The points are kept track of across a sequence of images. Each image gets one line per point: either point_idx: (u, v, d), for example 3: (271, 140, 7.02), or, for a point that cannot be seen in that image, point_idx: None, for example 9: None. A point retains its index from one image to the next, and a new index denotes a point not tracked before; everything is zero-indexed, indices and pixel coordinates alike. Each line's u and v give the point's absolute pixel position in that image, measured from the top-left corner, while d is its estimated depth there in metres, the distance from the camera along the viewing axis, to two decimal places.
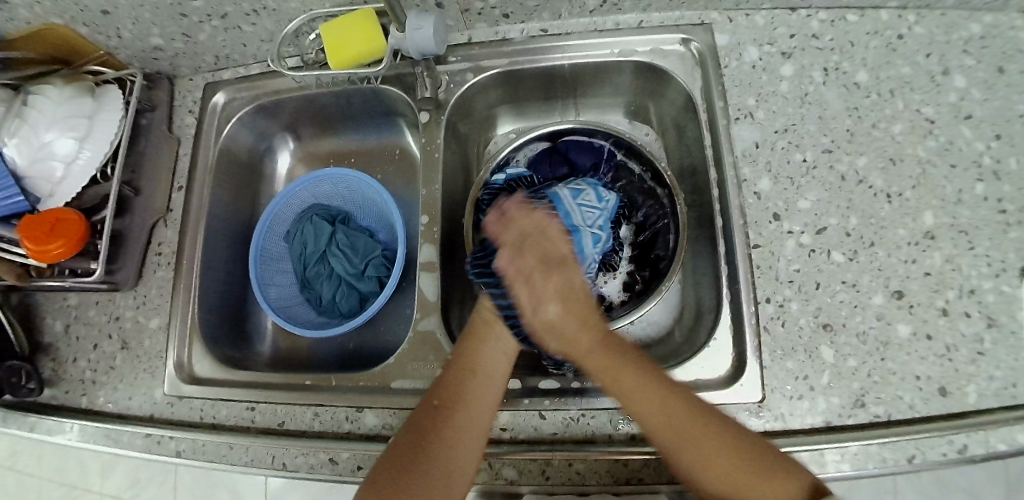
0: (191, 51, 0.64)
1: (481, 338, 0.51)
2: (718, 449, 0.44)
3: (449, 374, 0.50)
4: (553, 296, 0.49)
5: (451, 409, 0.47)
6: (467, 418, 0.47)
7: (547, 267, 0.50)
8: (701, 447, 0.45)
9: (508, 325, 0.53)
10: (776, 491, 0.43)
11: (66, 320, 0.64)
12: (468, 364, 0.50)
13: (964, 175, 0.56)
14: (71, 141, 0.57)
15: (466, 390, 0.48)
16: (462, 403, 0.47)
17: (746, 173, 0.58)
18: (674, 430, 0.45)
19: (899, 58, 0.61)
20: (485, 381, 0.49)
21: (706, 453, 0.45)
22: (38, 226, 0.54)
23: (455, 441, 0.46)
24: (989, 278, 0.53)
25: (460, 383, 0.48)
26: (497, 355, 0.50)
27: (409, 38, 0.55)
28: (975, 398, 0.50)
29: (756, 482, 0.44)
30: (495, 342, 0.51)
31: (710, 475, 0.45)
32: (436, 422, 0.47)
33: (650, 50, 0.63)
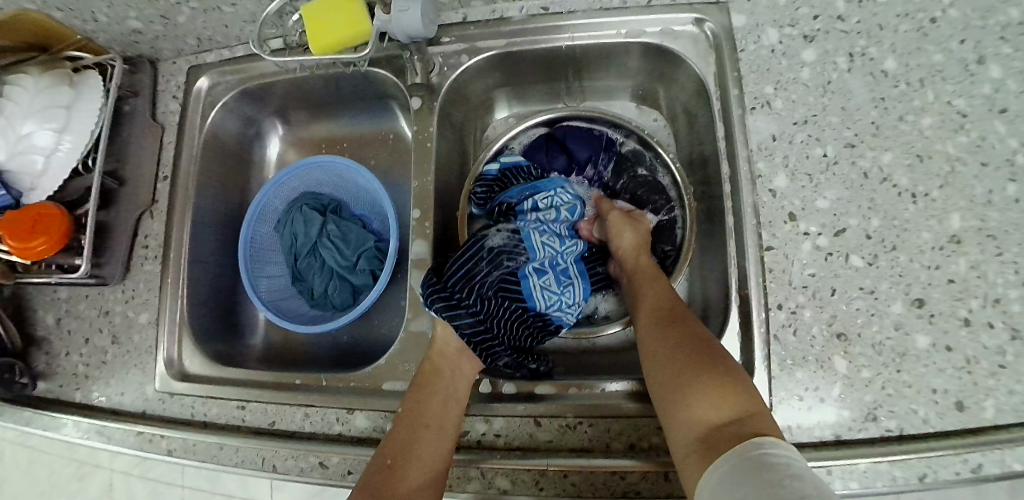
0: (172, 34, 0.60)
1: (432, 390, 0.50)
2: (691, 353, 0.45)
3: (413, 391, 0.51)
4: (636, 232, 0.57)
5: (414, 426, 0.49)
6: (428, 433, 0.48)
7: (631, 225, 0.58)
8: (679, 341, 0.46)
9: (458, 372, 0.52)
10: (723, 407, 0.41)
11: (57, 313, 0.62)
12: (417, 421, 0.49)
13: (995, 174, 0.52)
14: (50, 133, 0.54)
15: (416, 444, 0.47)
16: (413, 460, 0.47)
17: (761, 168, 0.54)
18: (670, 321, 0.49)
19: (930, 44, 0.56)
20: (437, 432, 0.48)
21: (680, 347, 0.46)
22: (19, 223, 0.52)
23: (417, 457, 0.47)
24: (1016, 286, 0.50)
25: (422, 398, 0.50)
26: (457, 370, 0.52)
27: (395, 21, 0.51)
28: (993, 413, 0.48)
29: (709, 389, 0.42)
30: (444, 395, 0.50)
31: (671, 374, 0.45)
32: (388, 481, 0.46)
33: (660, 31, 0.59)
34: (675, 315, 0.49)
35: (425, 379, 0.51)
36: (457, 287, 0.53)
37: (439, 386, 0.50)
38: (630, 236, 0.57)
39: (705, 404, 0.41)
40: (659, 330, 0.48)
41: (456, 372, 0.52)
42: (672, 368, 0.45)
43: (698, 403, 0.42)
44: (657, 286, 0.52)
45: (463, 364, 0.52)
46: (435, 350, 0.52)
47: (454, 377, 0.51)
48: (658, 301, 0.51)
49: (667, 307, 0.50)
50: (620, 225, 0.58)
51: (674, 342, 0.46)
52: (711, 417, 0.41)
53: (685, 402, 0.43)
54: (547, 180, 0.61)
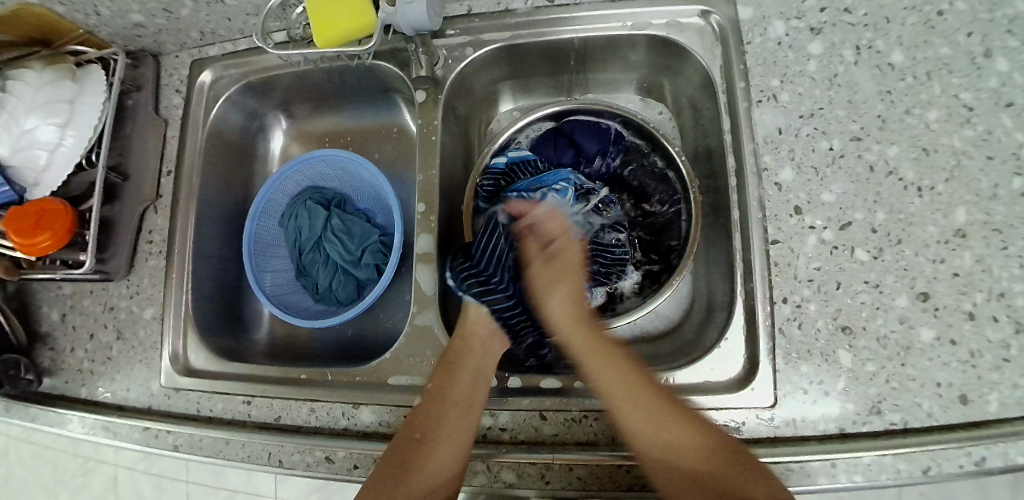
0: (174, 28, 0.60)
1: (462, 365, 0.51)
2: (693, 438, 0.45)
3: (438, 368, 0.51)
4: (568, 285, 0.54)
5: (441, 404, 0.49)
6: (454, 413, 0.48)
7: (573, 259, 0.56)
8: (676, 436, 0.45)
9: (487, 354, 0.53)
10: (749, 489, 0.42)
11: (61, 309, 0.62)
12: (446, 394, 0.49)
13: (1001, 168, 0.52)
14: (53, 128, 0.53)
15: (445, 416, 0.48)
16: (440, 430, 0.48)
17: (767, 161, 0.53)
18: (652, 410, 0.45)
19: (937, 36, 0.56)
20: (464, 413, 0.49)
21: (685, 441, 0.44)
22: (23, 219, 0.52)
23: (444, 435, 0.48)
24: (1021, 280, 0.50)
25: (448, 376, 0.50)
26: (485, 350, 0.53)
27: (400, 14, 0.51)
28: (997, 406, 0.48)
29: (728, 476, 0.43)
30: (474, 371, 0.51)
31: (686, 471, 0.44)
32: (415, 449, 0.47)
33: (666, 24, 0.58)
34: (657, 400, 0.46)
35: (454, 354, 0.52)
36: (485, 270, 0.55)
37: (469, 362, 0.51)
38: (563, 296, 0.53)
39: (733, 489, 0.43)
40: (648, 422, 0.45)
41: (484, 350, 0.53)
42: (684, 465, 0.45)
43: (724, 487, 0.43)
44: (615, 359, 0.49)
45: (491, 342, 0.54)
46: (465, 326, 0.53)
47: (483, 355, 0.52)
48: (629, 382, 0.47)
49: (642, 390, 0.47)
50: (551, 286, 0.54)
51: (674, 437, 0.45)
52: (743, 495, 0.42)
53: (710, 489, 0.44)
54: (557, 172, 0.61)
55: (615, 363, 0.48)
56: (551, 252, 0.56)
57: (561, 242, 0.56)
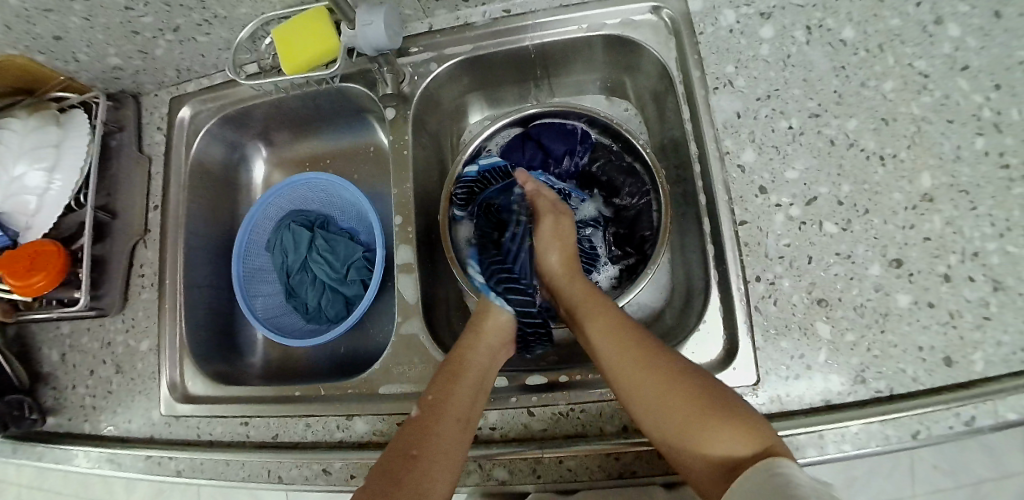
0: (151, 68, 0.62)
1: (464, 372, 0.51)
2: (673, 396, 0.45)
3: (441, 371, 0.51)
4: (561, 245, 0.58)
5: (441, 405, 0.48)
6: (455, 415, 0.47)
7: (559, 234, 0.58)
8: (664, 377, 0.46)
9: (490, 362, 0.53)
10: (739, 443, 0.42)
11: (61, 348, 0.63)
12: (446, 398, 0.48)
13: (962, 130, 0.53)
14: (41, 173, 0.56)
15: (445, 423, 0.47)
16: (438, 439, 0.45)
17: (727, 145, 0.54)
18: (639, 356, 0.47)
19: (887, 10, 0.57)
20: (463, 420, 0.47)
21: (660, 394, 0.45)
22: (17, 261, 0.54)
23: (442, 438, 0.46)
24: (993, 238, 0.50)
25: (451, 380, 0.50)
26: (487, 357, 0.53)
27: (360, 36, 0.53)
28: (982, 365, 0.48)
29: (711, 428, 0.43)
30: (476, 381, 0.50)
31: (667, 413, 0.45)
32: (409, 462, 0.44)
33: (620, 23, 0.60)
34: (648, 345, 0.48)
35: (458, 364, 0.51)
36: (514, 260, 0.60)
37: (471, 372, 0.51)
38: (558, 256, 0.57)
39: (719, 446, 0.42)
40: (633, 377, 0.46)
41: (489, 360, 0.53)
42: (667, 414, 0.44)
43: (708, 443, 0.43)
44: (609, 320, 0.51)
45: (493, 357, 0.53)
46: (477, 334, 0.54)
47: (486, 365, 0.52)
48: (622, 343, 0.49)
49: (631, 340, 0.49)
50: (552, 245, 0.58)
51: (660, 380, 0.45)
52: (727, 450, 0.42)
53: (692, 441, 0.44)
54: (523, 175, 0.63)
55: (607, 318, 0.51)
56: (557, 211, 0.60)
57: (561, 207, 0.60)
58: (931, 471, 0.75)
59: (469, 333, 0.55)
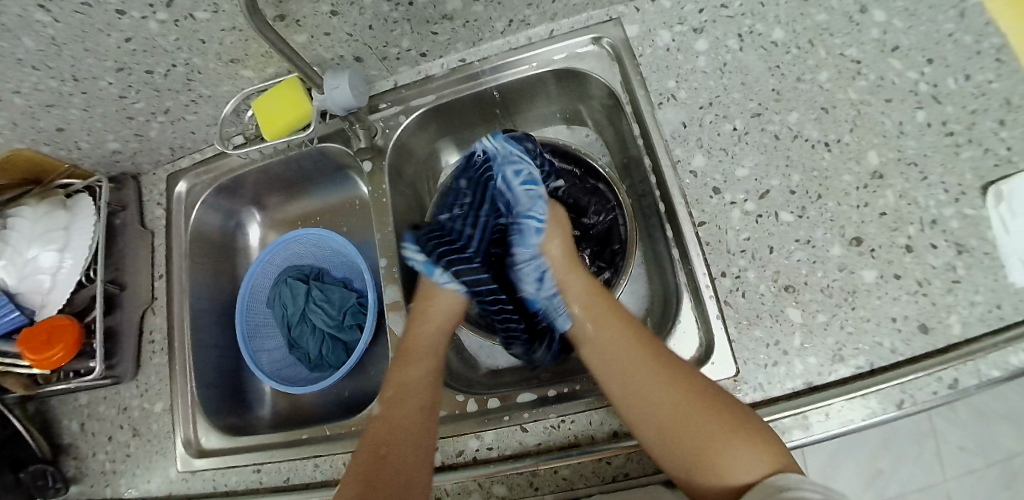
0: (147, 148, 0.68)
1: (407, 393, 0.53)
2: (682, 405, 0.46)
3: (385, 404, 0.53)
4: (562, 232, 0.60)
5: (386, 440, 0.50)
6: (403, 442, 0.50)
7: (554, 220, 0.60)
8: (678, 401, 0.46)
9: (425, 379, 0.55)
10: (752, 455, 0.42)
11: (80, 418, 0.66)
12: (394, 422, 0.51)
13: (902, 108, 0.55)
14: (53, 253, 0.61)
15: (397, 438, 0.50)
16: (393, 473, 0.47)
17: (678, 154, 0.57)
18: (655, 381, 0.47)
19: (813, 8, 0.60)
20: (411, 446, 0.50)
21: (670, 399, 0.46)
22: (34, 337, 0.58)
23: (398, 471, 0.48)
24: (949, 204, 0.52)
25: (389, 412, 0.52)
26: (420, 375, 0.55)
27: (328, 99, 0.58)
28: (960, 327, 0.49)
29: (729, 452, 0.43)
30: (420, 402, 0.53)
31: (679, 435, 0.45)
32: (377, 467, 0.48)
33: (566, 57, 0.64)
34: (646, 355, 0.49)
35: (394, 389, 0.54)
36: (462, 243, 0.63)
37: (409, 402, 0.53)
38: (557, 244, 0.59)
39: (733, 467, 0.43)
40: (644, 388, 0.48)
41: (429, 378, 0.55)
42: (677, 435, 0.45)
43: (720, 465, 0.43)
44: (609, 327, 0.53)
45: (432, 365, 0.56)
46: (409, 356, 0.56)
47: (424, 384, 0.54)
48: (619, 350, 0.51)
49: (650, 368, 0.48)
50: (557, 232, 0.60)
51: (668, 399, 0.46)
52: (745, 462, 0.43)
53: (706, 464, 0.44)
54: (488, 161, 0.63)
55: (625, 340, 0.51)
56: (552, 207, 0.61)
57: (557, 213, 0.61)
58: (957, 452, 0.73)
59: (398, 362, 0.56)
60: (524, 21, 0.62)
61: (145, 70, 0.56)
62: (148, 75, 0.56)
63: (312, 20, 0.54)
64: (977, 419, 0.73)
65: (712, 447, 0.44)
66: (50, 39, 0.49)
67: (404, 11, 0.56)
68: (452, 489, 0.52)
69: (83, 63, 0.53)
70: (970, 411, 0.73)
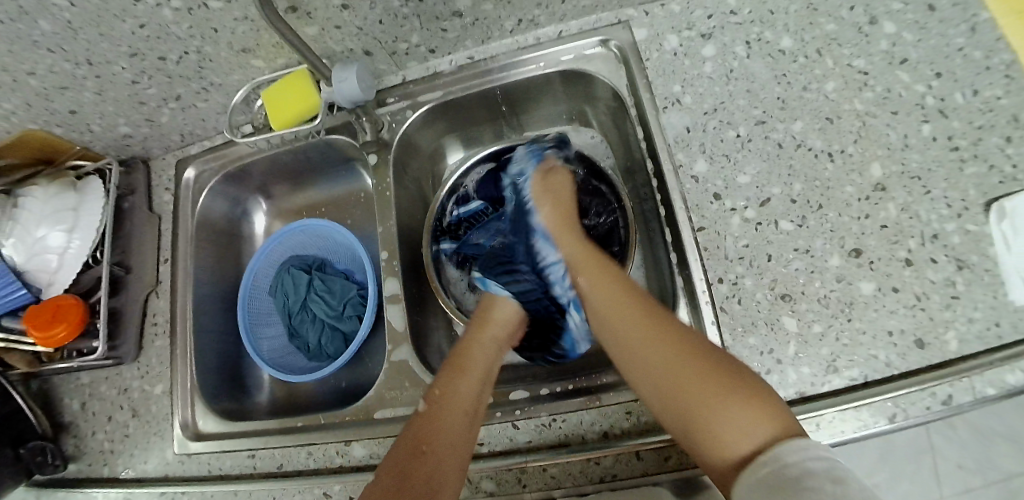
0: (157, 134, 0.69)
1: (454, 398, 0.50)
2: (682, 370, 0.44)
3: (433, 400, 0.51)
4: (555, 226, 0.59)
5: (427, 438, 0.48)
6: (444, 446, 0.47)
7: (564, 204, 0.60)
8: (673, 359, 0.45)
9: (476, 392, 0.52)
10: (748, 422, 0.40)
11: (81, 397, 0.67)
12: (436, 426, 0.48)
13: (908, 120, 0.55)
14: (61, 234, 0.62)
15: (437, 442, 0.47)
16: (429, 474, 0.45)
17: (681, 159, 0.57)
18: (651, 338, 0.47)
19: (822, 16, 0.60)
20: (450, 451, 0.47)
21: (667, 361, 0.45)
22: (41, 314, 0.60)
23: (434, 473, 0.45)
24: (951, 219, 0.52)
25: (437, 411, 0.50)
26: (471, 385, 0.52)
27: (336, 91, 0.57)
28: (957, 344, 0.49)
29: (721, 411, 0.41)
30: (465, 410, 0.50)
31: (672, 395, 0.44)
32: (417, 462, 0.46)
33: (574, 58, 0.64)
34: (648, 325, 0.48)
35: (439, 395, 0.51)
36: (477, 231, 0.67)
37: (457, 405, 0.50)
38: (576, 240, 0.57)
39: (728, 428, 0.40)
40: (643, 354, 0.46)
41: (476, 389, 0.52)
42: (675, 393, 0.44)
43: (714, 427, 0.41)
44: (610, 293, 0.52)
45: (484, 381, 0.53)
46: (464, 360, 0.54)
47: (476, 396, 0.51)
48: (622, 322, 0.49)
49: (644, 325, 0.48)
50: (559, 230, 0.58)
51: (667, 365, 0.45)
52: (743, 426, 0.40)
53: (702, 428, 0.41)
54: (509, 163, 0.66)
55: (626, 313, 0.50)
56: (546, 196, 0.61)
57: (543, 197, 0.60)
58: (955, 470, 0.74)
59: (451, 365, 0.53)
60: (533, 21, 0.63)
61: (158, 56, 0.57)
62: (161, 62, 0.57)
63: (323, 12, 0.54)
64: (976, 437, 0.74)
65: (705, 405, 0.42)
66: (67, 23, 0.50)
67: (414, 7, 0.56)
68: None
69: (97, 48, 0.54)
70: (971, 429, 0.73)
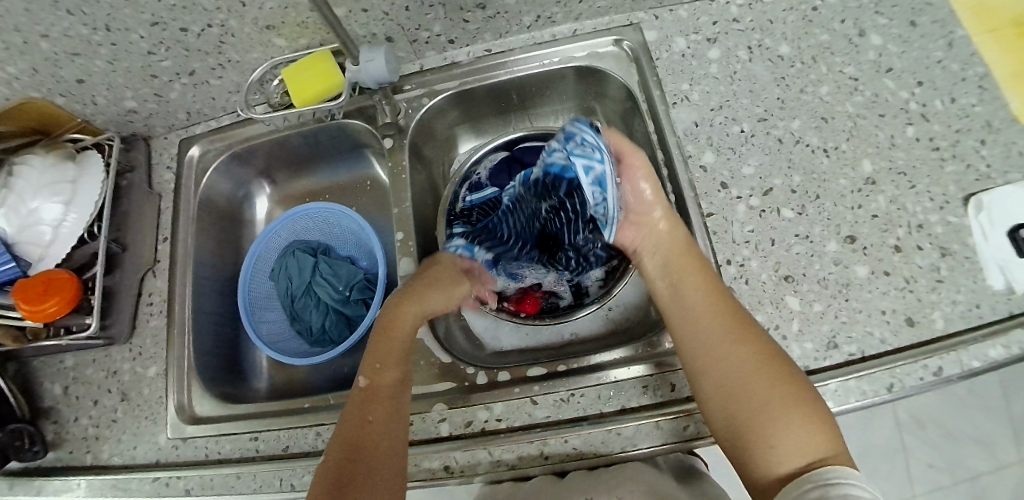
0: (164, 110, 0.68)
1: (387, 357, 0.53)
2: (762, 377, 0.46)
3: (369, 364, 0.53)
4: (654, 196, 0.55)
5: (370, 402, 0.50)
6: (385, 408, 0.49)
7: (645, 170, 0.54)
8: (763, 368, 0.46)
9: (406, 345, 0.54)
10: (807, 441, 0.43)
11: (64, 381, 0.63)
12: (377, 387, 0.51)
13: (894, 122, 0.59)
14: (57, 206, 0.60)
15: (386, 418, 0.49)
16: (379, 430, 0.48)
17: (690, 150, 0.61)
18: (739, 333, 0.48)
19: (817, 27, 0.64)
20: (395, 406, 0.50)
21: (751, 359, 0.47)
22: (32, 287, 0.57)
23: (381, 432, 0.48)
24: (934, 211, 0.56)
25: (374, 374, 0.52)
26: (403, 341, 0.54)
27: (363, 71, 0.58)
28: (943, 323, 0.53)
29: (784, 431, 0.44)
30: (401, 368, 0.53)
31: (748, 389, 0.46)
32: (363, 428, 0.48)
33: (587, 55, 0.67)
34: (734, 321, 0.49)
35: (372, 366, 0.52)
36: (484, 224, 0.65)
37: (392, 363, 0.52)
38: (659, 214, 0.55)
39: (797, 444, 0.43)
40: (725, 343, 0.48)
41: (405, 352, 0.54)
42: (744, 400, 0.45)
43: (770, 440, 0.44)
44: (704, 288, 0.52)
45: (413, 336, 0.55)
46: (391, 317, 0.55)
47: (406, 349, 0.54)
48: (713, 308, 0.50)
49: (731, 320, 0.49)
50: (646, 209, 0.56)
51: (752, 365, 0.47)
52: (800, 444, 0.43)
53: (758, 429, 0.44)
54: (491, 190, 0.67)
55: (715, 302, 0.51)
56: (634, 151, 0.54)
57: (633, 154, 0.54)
58: (928, 469, 0.87)
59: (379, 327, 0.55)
60: (550, 18, 0.66)
61: (180, 27, 0.56)
62: (182, 34, 0.57)
63: None
64: (947, 438, 0.87)
65: (777, 421, 0.44)
66: None
67: None
68: (461, 458, 0.53)
69: (120, 14, 0.53)
70: (940, 431, 0.87)
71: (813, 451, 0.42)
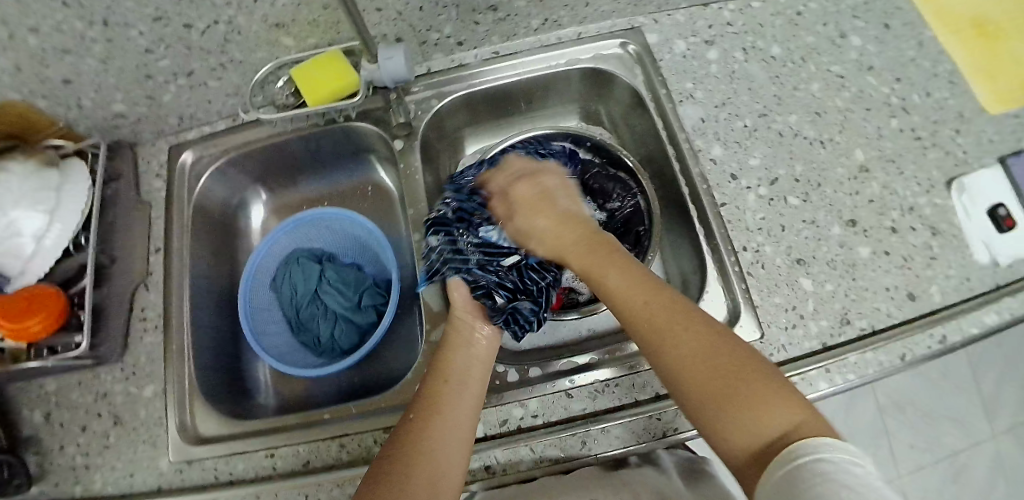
0: (154, 114, 0.64)
1: (451, 365, 0.50)
2: (699, 362, 0.41)
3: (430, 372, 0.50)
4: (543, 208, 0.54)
5: (429, 409, 0.46)
6: (445, 417, 0.46)
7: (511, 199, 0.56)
8: (693, 359, 0.41)
9: (472, 356, 0.51)
10: (772, 420, 0.37)
11: (46, 408, 0.58)
12: (438, 394, 0.47)
13: (879, 115, 0.64)
14: (40, 216, 0.55)
15: (442, 426, 0.45)
16: (434, 437, 0.44)
17: (698, 144, 0.63)
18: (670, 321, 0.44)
19: (803, 30, 0.69)
20: (454, 415, 0.46)
21: (685, 347, 0.42)
22: (11, 306, 0.51)
23: (434, 439, 0.44)
24: (923, 194, 0.61)
25: (437, 382, 0.48)
26: (472, 356, 0.51)
27: (382, 68, 0.58)
28: (940, 295, 0.57)
29: (742, 414, 0.38)
30: (465, 378, 0.49)
31: (689, 380, 0.41)
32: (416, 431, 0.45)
33: (592, 57, 0.69)
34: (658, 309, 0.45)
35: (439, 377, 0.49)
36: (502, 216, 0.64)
37: (455, 373, 0.49)
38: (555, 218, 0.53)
39: (754, 424, 0.38)
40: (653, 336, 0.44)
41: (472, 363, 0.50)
42: (694, 390, 0.40)
43: (726, 431, 0.39)
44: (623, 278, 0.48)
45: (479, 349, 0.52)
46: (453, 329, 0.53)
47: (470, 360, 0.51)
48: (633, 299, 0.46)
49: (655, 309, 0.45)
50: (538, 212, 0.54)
51: (686, 350, 0.42)
52: (766, 424, 0.37)
53: (718, 419, 0.39)
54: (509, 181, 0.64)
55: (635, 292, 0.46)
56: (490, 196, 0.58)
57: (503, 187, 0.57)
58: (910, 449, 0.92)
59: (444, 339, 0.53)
60: (556, 21, 0.67)
61: (184, 22, 0.53)
62: (185, 29, 0.54)
63: None
64: None
65: (731, 404, 0.39)
66: None
67: None
68: (502, 456, 0.51)
69: (120, 7, 0.50)
70: None
71: (776, 428, 0.37)
